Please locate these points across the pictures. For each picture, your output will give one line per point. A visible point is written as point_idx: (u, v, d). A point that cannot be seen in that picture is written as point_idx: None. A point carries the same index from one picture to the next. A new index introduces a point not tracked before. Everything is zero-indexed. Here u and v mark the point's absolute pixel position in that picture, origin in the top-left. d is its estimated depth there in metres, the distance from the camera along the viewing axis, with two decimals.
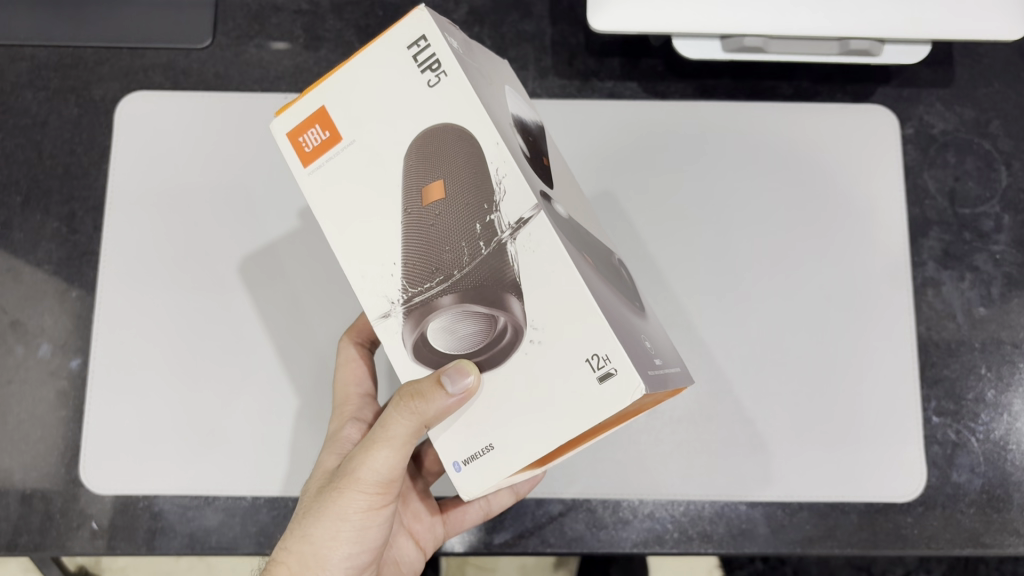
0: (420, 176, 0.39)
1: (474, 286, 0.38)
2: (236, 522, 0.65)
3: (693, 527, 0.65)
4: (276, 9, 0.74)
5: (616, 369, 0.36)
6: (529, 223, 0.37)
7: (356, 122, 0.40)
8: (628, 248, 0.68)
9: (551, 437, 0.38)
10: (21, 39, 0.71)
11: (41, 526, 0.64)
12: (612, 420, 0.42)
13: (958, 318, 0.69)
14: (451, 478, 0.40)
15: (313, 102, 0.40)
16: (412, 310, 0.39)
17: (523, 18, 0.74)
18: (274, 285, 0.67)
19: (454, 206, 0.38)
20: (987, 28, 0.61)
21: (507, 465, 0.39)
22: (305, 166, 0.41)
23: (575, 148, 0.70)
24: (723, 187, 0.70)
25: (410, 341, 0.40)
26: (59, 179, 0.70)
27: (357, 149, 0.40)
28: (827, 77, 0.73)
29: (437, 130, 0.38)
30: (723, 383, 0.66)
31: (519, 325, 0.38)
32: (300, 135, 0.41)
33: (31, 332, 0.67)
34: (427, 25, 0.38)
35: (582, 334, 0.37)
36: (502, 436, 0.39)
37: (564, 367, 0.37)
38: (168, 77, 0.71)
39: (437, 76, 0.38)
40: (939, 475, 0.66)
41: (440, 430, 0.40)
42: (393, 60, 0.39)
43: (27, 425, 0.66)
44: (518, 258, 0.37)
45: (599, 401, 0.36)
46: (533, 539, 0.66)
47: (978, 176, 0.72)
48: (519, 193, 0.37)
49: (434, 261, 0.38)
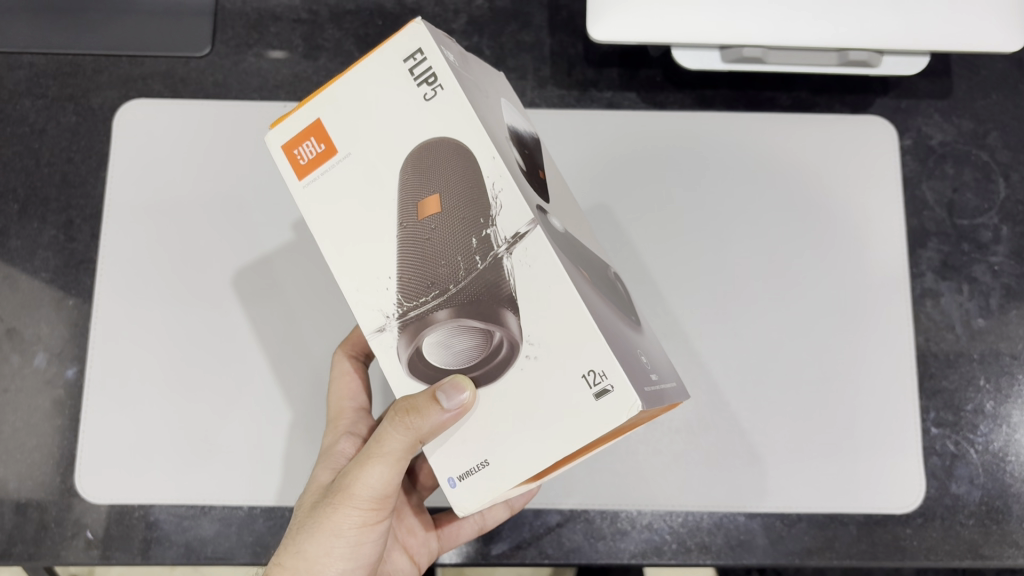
0: (416, 190, 0.39)
1: (470, 300, 0.38)
2: (233, 531, 0.64)
3: (691, 538, 0.65)
4: (275, 17, 0.73)
5: (613, 387, 0.36)
6: (525, 238, 0.37)
7: (352, 134, 0.39)
8: (624, 264, 0.68)
9: (546, 454, 0.38)
10: (18, 47, 0.71)
11: (36, 536, 0.64)
12: (608, 436, 0.42)
13: (957, 329, 0.69)
14: (446, 494, 0.40)
15: (309, 115, 0.40)
16: (407, 324, 0.39)
17: (523, 27, 0.74)
18: (271, 297, 0.66)
19: (449, 220, 0.38)
20: (986, 39, 0.62)
21: (503, 481, 0.39)
22: (300, 179, 0.40)
23: (569, 163, 0.70)
24: (719, 203, 0.70)
25: (405, 355, 0.40)
26: (57, 187, 0.70)
27: (352, 163, 0.40)
28: (824, 88, 0.73)
29: (433, 144, 0.38)
30: (720, 394, 0.66)
31: (515, 339, 0.38)
32: (295, 148, 0.40)
33: (27, 341, 0.67)
34: (423, 38, 0.38)
35: (579, 348, 0.37)
36: (497, 452, 0.39)
37: (561, 381, 0.37)
38: (167, 86, 0.71)
39: (433, 90, 0.38)
40: (938, 487, 0.66)
41: (435, 446, 0.40)
42: (389, 72, 0.39)
43: (22, 434, 0.65)
44: (513, 273, 0.37)
45: (595, 417, 0.36)
46: (530, 551, 0.65)
47: (976, 187, 0.72)
48: (514, 208, 0.37)
49: (429, 275, 0.38)
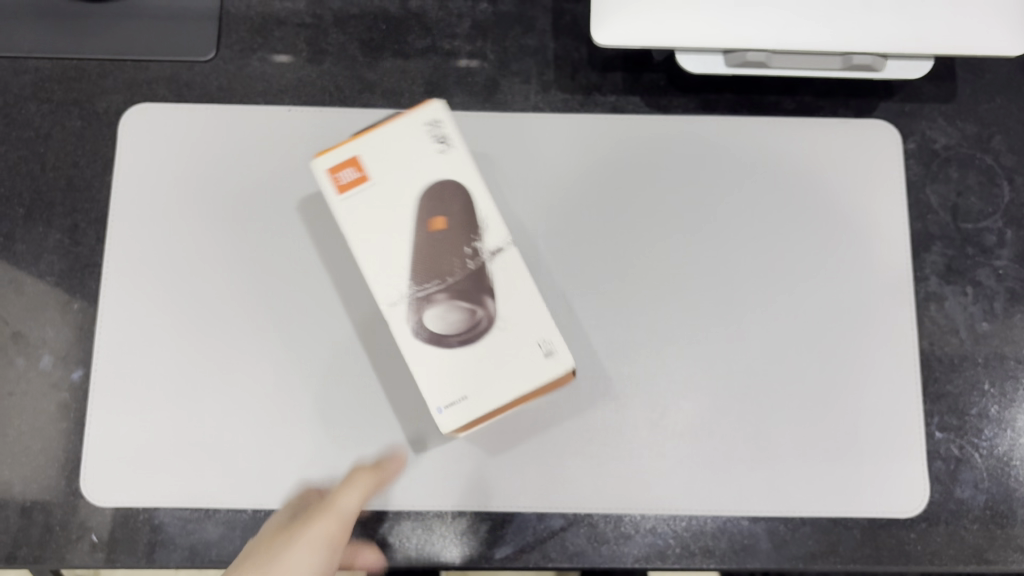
0: (427, 211, 0.56)
1: (462, 289, 0.55)
2: (237, 535, 0.64)
3: (695, 543, 0.65)
4: (280, 22, 0.73)
5: (556, 351, 0.55)
6: (503, 250, 0.56)
7: (382, 169, 0.57)
8: (579, 285, 0.68)
9: (509, 391, 0.55)
10: (24, 52, 0.71)
11: (41, 539, 0.64)
12: (544, 388, 0.57)
13: (961, 334, 0.69)
14: (435, 418, 0.54)
15: (349, 151, 0.57)
16: (414, 301, 0.55)
17: (526, 32, 0.74)
18: (275, 302, 0.67)
19: (449, 234, 0.56)
20: (990, 45, 0.62)
21: (476, 411, 0.54)
22: (338, 194, 0.56)
23: (527, 182, 0.70)
24: (682, 225, 0.69)
25: (411, 323, 0.55)
26: (63, 192, 0.70)
27: (381, 188, 0.57)
28: (829, 92, 0.73)
29: (444, 181, 0.57)
30: (724, 399, 0.66)
31: (492, 316, 0.55)
32: (336, 172, 0.57)
33: (33, 344, 0.67)
34: (442, 112, 0.58)
35: (535, 324, 0.55)
36: (474, 391, 0.55)
37: (521, 345, 0.55)
38: (172, 90, 0.71)
39: (446, 146, 0.58)
40: (943, 491, 0.66)
41: (427, 384, 0.55)
42: (415, 129, 0.58)
43: (27, 438, 0.66)
44: (495, 271, 0.56)
45: (542, 370, 0.55)
46: (534, 554, 0.64)
47: (981, 191, 0.72)
48: (497, 228, 0.57)
49: (434, 270, 0.56)
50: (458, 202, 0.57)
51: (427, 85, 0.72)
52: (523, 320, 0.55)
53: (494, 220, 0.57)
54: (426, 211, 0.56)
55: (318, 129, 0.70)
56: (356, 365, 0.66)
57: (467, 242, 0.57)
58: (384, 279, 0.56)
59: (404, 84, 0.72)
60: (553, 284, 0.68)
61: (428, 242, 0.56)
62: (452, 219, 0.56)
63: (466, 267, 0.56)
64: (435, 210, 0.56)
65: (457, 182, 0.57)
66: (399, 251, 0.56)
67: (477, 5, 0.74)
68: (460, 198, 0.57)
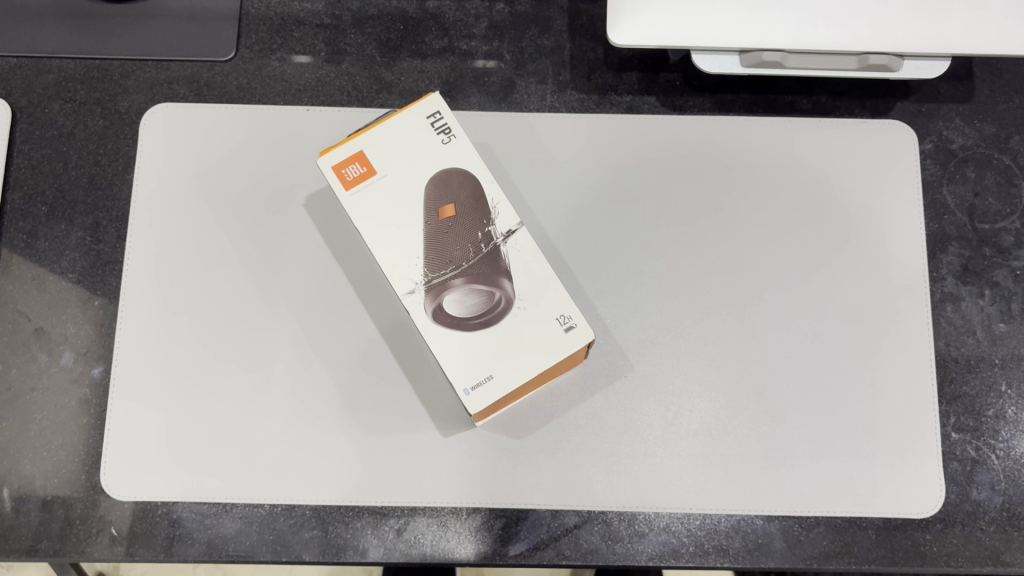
0: (436, 200, 0.57)
1: (478, 273, 0.56)
2: (254, 530, 0.65)
3: (709, 542, 0.65)
4: (299, 22, 0.74)
5: (576, 325, 0.57)
6: (515, 233, 0.58)
7: (388, 161, 0.58)
8: (592, 281, 0.68)
9: (533, 367, 0.56)
10: (48, 52, 0.72)
11: (61, 533, 0.65)
12: (562, 364, 0.59)
13: (978, 334, 0.69)
14: (463, 400, 0.56)
15: (354, 147, 0.58)
16: (431, 287, 0.56)
17: (543, 32, 0.74)
18: (291, 301, 0.67)
19: (459, 221, 0.57)
20: (1010, 45, 0.62)
21: (502, 388, 0.56)
22: (346, 190, 0.58)
23: (537, 180, 0.70)
24: (696, 221, 0.69)
25: (429, 309, 0.56)
26: (85, 189, 0.71)
27: (389, 181, 0.58)
28: (845, 92, 0.73)
29: (449, 171, 0.58)
30: (738, 399, 0.66)
31: (510, 297, 0.57)
32: (343, 169, 0.58)
33: (55, 340, 0.68)
34: (440, 104, 0.59)
35: (554, 301, 0.57)
36: (500, 369, 0.56)
37: (543, 322, 0.57)
38: (191, 90, 0.72)
39: (448, 137, 0.59)
40: (959, 492, 0.66)
41: (453, 368, 0.56)
42: (416, 123, 0.59)
43: (48, 433, 0.66)
44: (508, 254, 0.57)
45: (564, 344, 0.57)
46: (547, 552, 0.64)
47: (998, 191, 0.71)
48: (508, 214, 0.58)
49: (448, 256, 0.56)
50: (465, 188, 0.58)
51: (445, 85, 0.72)
52: (538, 296, 0.57)
53: (502, 203, 0.58)
54: (436, 199, 0.57)
55: (337, 129, 0.71)
56: (373, 363, 0.66)
57: (479, 228, 0.57)
58: (401, 269, 0.57)
59: (422, 84, 0.73)
60: (570, 280, 0.68)
61: (439, 231, 0.57)
62: (460, 207, 0.57)
63: (479, 251, 0.57)
64: (443, 199, 0.57)
65: (464, 170, 0.58)
66: (412, 239, 0.57)
67: (494, 6, 0.74)
68: (467, 185, 0.58)
